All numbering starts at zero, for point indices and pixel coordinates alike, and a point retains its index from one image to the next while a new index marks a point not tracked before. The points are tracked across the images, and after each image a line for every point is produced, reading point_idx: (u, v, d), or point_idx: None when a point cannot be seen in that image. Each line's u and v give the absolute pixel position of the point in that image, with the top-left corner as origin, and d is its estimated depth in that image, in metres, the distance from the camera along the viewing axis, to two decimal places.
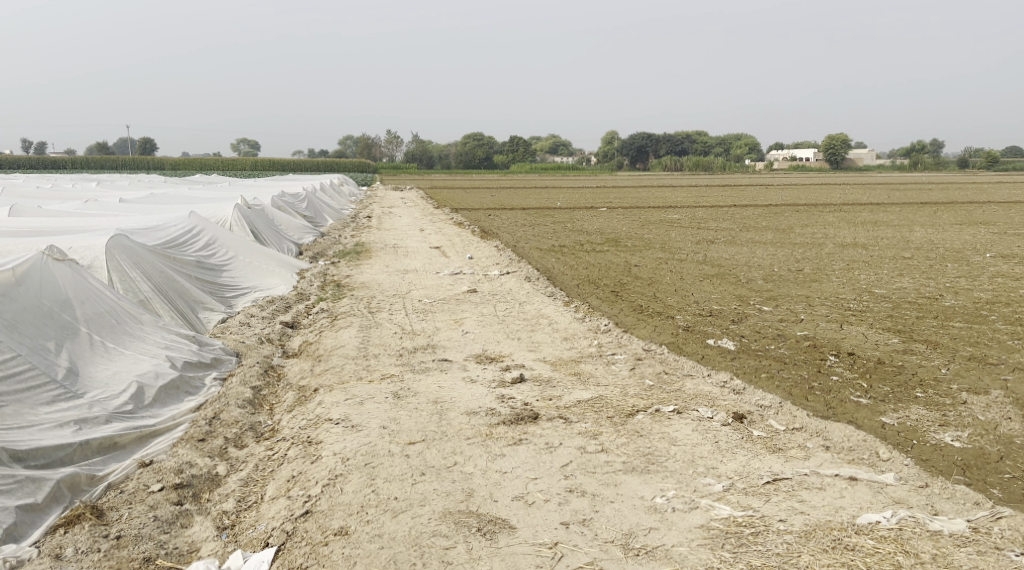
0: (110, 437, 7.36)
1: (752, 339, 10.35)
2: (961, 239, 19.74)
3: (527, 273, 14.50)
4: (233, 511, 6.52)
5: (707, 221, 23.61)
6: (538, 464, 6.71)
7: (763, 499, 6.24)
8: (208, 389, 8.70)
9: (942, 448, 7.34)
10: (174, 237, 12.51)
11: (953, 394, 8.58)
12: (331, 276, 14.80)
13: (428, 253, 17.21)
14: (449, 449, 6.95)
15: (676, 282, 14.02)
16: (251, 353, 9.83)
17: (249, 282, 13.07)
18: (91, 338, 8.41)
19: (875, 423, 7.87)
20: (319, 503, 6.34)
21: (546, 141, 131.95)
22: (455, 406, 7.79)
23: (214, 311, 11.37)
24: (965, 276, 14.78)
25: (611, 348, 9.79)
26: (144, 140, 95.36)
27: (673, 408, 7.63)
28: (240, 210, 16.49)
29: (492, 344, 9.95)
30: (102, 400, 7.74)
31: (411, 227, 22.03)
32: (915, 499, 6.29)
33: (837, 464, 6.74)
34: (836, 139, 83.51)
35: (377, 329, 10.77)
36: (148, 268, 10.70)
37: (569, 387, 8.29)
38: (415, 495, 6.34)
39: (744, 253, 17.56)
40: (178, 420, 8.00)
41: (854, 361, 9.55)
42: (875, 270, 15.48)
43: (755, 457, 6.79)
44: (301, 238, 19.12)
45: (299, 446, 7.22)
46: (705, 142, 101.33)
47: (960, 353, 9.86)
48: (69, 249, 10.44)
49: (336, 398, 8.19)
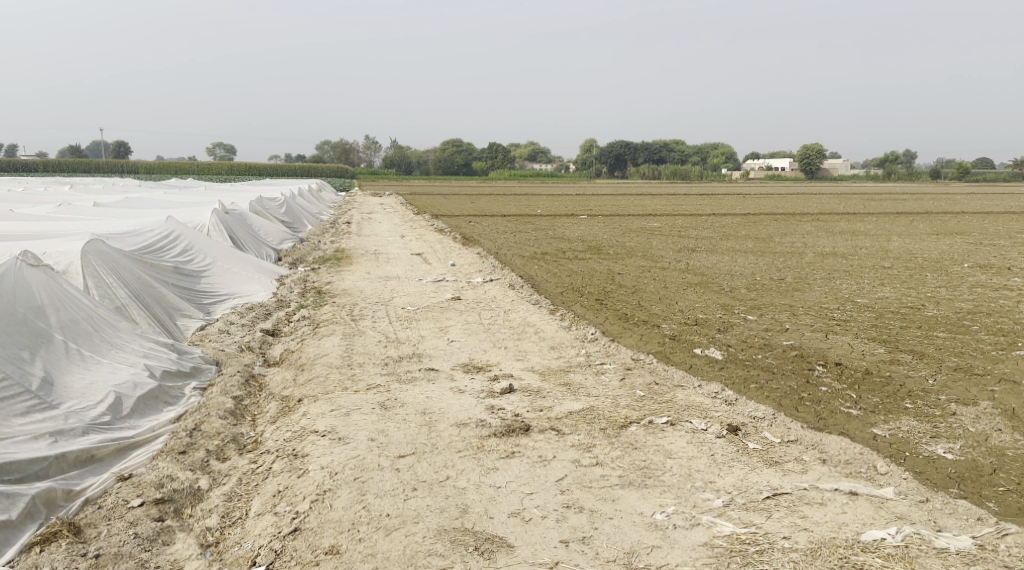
0: (87, 449, 7.13)
1: (740, 349, 10.25)
2: (938, 249, 19.81)
3: (510, 280, 14.37)
4: (218, 528, 6.31)
5: (686, 229, 23.59)
6: (533, 478, 6.56)
7: (764, 516, 6.13)
8: (188, 399, 8.48)
9: (937, 461, 7.26)
10: (152, 243, 12.26)
11: (942, 405, 8.52)
12: (312, 283, 14.58)
13: (410, 260, 17.03)
14: (440, 463, 6.78)
15: (659, 291, 13.94)
16: (231, 361, 9.61)
17: (227, 288, 12.84)
18: (67, 346, 8.17)
19: (867, 435, 7.80)
20: (307, 520, 6.15)
21: (523, 149, 132.13)
22: (444, 417, 7.62)
23: (192, 318, 11.14)
24: (946, 286, 14.78)
25: (599, 358, 9.67)
26: (118, 145, 94.94)
27: (666, 420, 7.51)
28: (219, 215, 16.24)
29: (479, 353, 9.79)
30: (78, 411, 7.51)
31: (391, 233, 21.84)
32: (917, 515, 6.21)
33: (836, 478, 6.64)
34: (812, 149, 84.09)
35: (361, 337, 10.58)
36: (124, 275, 10.44)
37: (559, 397, 8.15)
38: (407, 512, 6.16)
39: (726, 261, 17.53)
40: (157, 432, 7.78)
41: (842, 371, 9.48)
42: (856, 279, 15.49)
43: (752, 471, 6.68)
44: (280, 243, 18.89)
45: (285, 459, 7.01)
46: (682, 151, 101.81)
47: (946, 364, 9.81)
48: (44, 254, 10.19)
49: (321, 409, 7.99)
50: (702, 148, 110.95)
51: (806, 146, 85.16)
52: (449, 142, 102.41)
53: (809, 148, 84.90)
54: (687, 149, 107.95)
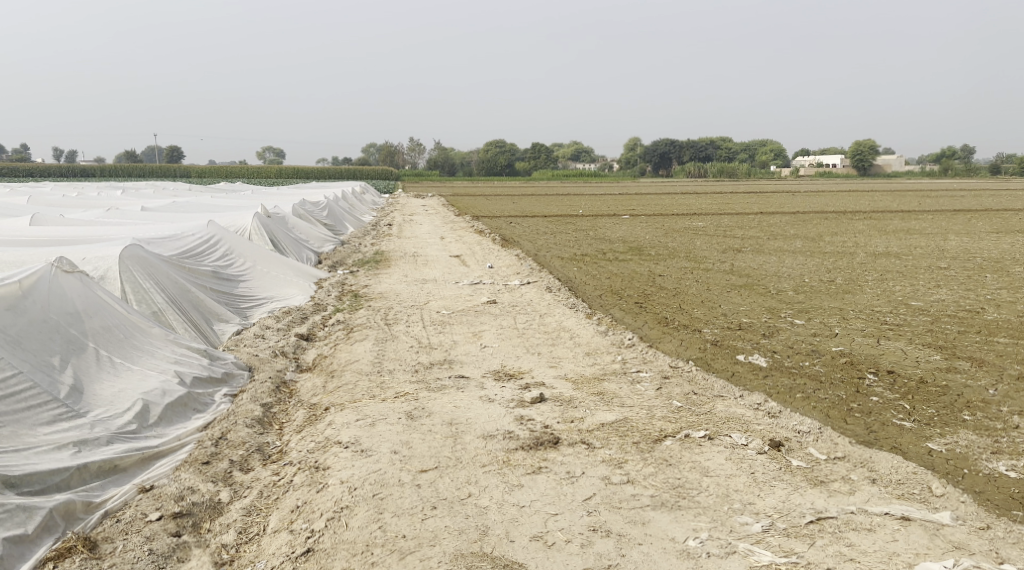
0: (111, 459, 6.98)
1: (785, 356, 9.81)
2: (999, 249, 18.99)
3: (549, 283, 14.05)
4: (233, 545, 6.12)
5: (731, 229, 22.99)
6: (558, 497, 6.25)
7: (806, 543, 5.75)
8: (217, 407, 8.30)
9: (997, 480, 6.80)
10: (191, 247, 12.19)
11: (1004, 418, 8.01)
12: (350, 286, 14.41)
13: (448, 262, 16.80)
14: (463, 479, 6.50)
15: (702, 294, 13.49)
16: (264, 367, 9.44)
17: (265, 292, 12.71)
18: (98, 353, 8.04)
19: (921, 450, 7.34)
20: (322, 540, 5.93)
21: (568, 149, 131.60)
22: (471, 428, 7.34)
23: (229, 323, 11.01)
24: (1006, 288, 14.09)
25: (636, 365, 9.31)
26: (172, 148, 97.18)
27: (704, 434, 7.13)
28: (259, 218, 16.19)
29: (511, 359, 9.50)
30: (105, 419, 7.36)
31: (432, 235, 21.65)
32: (975, 544, 5.77)
33: (886, 500, 6.21)
34: (864, 144, 82.18)
35: (393, 342, 10.35)
36: (162, 280, 10.35)
37: (592, 408, 7.82)
38: (425, 533, 5.90)
39: (773, 262, 16.99)
40: (183, 441, 7.61)
41: (894, 380, 8.99)
42: (910, 281, 14.85)
43: (795, 491, 6.28)
44: (321, 246, 18.79)
45: (306, 472, 6.79)
46: (731, 149, 100.39)
47: (1008, 372, 9.26)
48: (83, 260, 10.14)
49: (347, 419, 7.76)
50: (752, 145, 109.33)
51: (858, 144, 83.22)
52: (494, 142, 102.16)
53: (860, 145, 82.89)
54: (736, 146, 106.50)
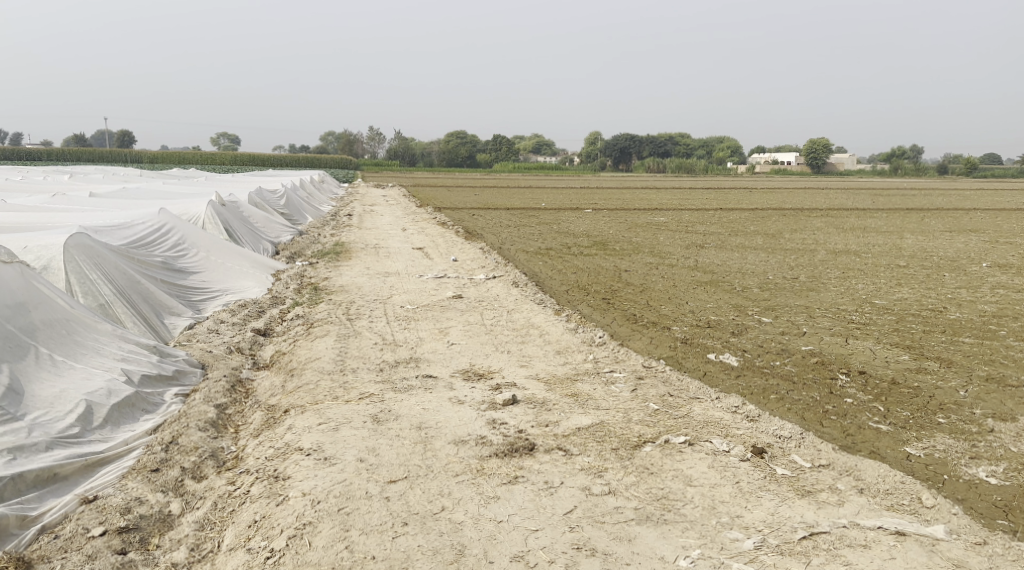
0: (49, 467, 6.49)
1: (756, 355, 9.58)
2: (954, 247, 19.11)
3: (514, 277, 13.72)
4: (185, 564, 5.72)
5: (691, 225, 22.78)
6: (538, 511, 5.94)
7: (801, 562, 5.55)
8: (168, 408, 7.82)
9: (980, 486, 6.63)
10: (141, 236, 11.62)
11: (978, 420, 7.86)
12: (309, 278, 13.90)
13: (411, 255, 16.35)
14: (435, 490, 6.15)
15: (669, 289, 13.27)
16: (218, 364, 8.95)
17: (220, 284, 12.19)
18: (40, 350, 7.51)
19: (900, 454, 7.14)
20: (284, 561, 5.55)
21: (528, 141, 131.59)
22: (440, 433, 6.97)
23: (181, 317, 10.50)
24: (965, 287, 14.10)
25: (609, 364, 9.02)
26: (122, 134, 95.20)
27: (684, 439, 6.85)
28: (214, 206, 15.59)
29: (480, 358, 9.14)
30: (44, 423, 6.86)
31: (392, 226, 21.16)
32: (972, 562, 5.64)
33: (876, 512, 6.03)
34: (818, 142, 83.01)
35: (356, 339, 9.91)
36: (109, 270, 9.81)
37: (566, 411, 7.49)
38: (397, 554, 5.56)
39: (735, 258, 16.85)
40: (130, 446, 7.12)
41: (866, 381, 8.80)
42: (872, 279, 14.77)
43: (783, 503, 6.06)
44: (279, 236, 18.22)
45: (265, 482, 6.37)
46: (688, 146, 100.99)
47: (977, 374, 9.13)
48: (24, 249, 9.55)
49: (308, 423, 7.34)
50: (709, 141, 110.11)
51: (811, 141, 84.03)
52: (453, 133, 101.54)
53: (815, 142, 83.69)
54: (692, 142, 107.09)
